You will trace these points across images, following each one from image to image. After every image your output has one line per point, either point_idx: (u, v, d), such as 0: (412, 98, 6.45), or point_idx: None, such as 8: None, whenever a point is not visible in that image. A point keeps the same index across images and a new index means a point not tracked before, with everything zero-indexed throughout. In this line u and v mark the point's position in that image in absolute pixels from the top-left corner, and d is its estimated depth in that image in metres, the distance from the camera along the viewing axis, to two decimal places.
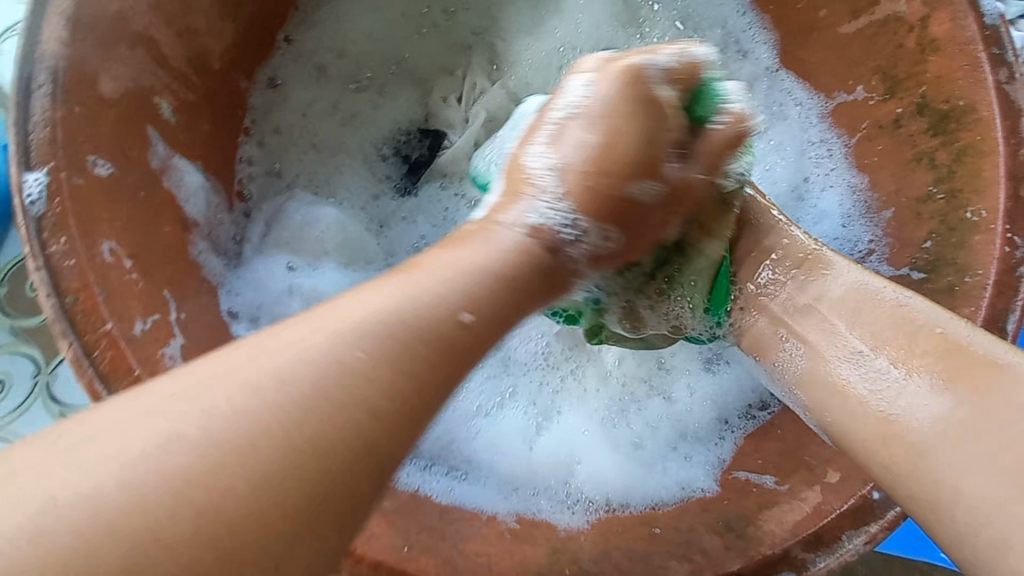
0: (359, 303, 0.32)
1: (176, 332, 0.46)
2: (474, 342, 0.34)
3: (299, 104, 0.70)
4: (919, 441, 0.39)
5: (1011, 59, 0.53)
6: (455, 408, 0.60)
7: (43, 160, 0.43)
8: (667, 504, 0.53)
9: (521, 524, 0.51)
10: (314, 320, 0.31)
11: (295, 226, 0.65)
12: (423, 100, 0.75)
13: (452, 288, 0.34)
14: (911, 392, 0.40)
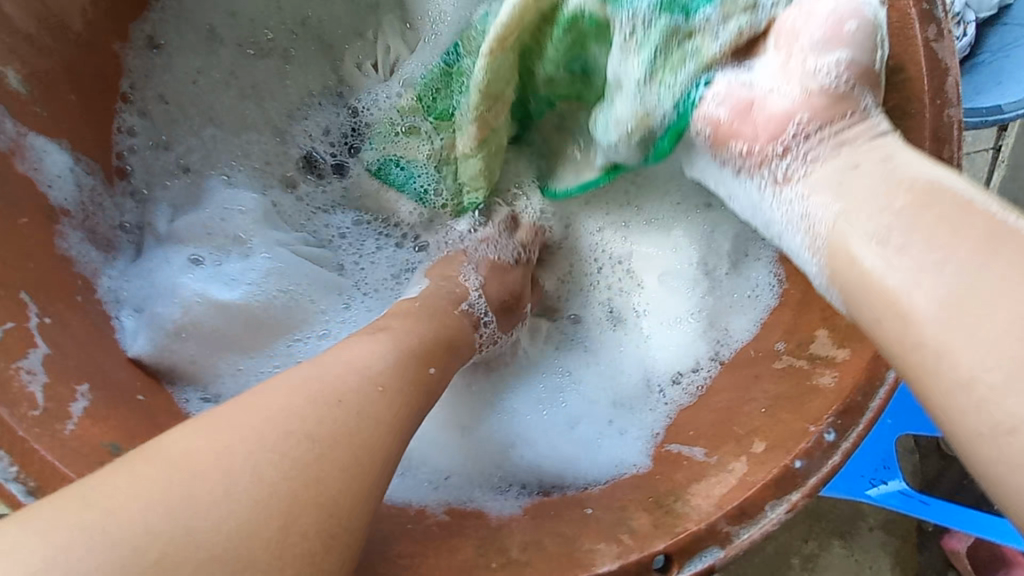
0: (312, 384, 0.38)
1: (39, 340, 0.40)
2: (434, 388, 0.45)
3: (190, 71, 0.61)
4: (914, 305, 0.34)
5: (941, 15, 0.51)
6: None
7: None
8: (601, 484, 0.52)
9: (453, 517, 0.49)
10: (306, 390, 0.38)
11: (210, 214, 0.58)
12: (335, 66, 0.66)
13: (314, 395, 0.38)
14: (901, 269, 0.35)
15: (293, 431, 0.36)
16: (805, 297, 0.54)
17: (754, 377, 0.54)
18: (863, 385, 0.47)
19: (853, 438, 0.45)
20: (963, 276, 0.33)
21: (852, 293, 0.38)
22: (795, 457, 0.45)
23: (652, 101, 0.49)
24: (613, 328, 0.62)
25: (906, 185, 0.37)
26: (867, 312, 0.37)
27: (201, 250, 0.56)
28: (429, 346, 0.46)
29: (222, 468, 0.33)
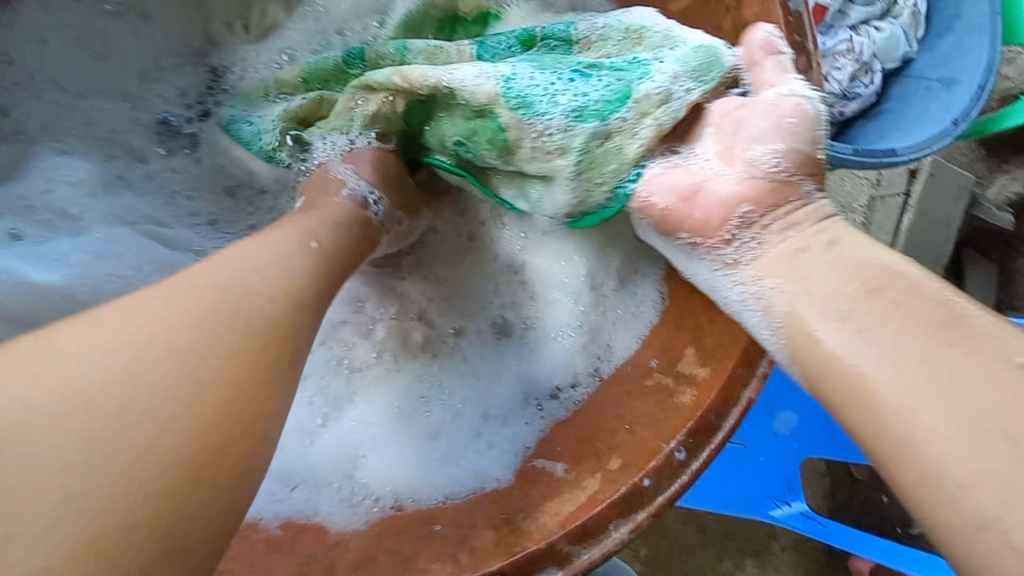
0: (100, 331, 0.32)
1: None
2: (258, 306, 0.37)
3: (36, 30, 0.55)
4: (883, 390, 0.35)
5: (810, 47, 0.49)
6: None
7: None
8: (458, 497, 0.50)
9: (288, 532, 0.45)
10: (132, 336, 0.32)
11: (41, 191, 0.54)
12: (202, 31, 0.60)
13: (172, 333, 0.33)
14: (861, 350, 0.37)
15: (144, 391, 0.30)
16: (682, 315, 0.54)
17: (626, 394, 0.53)
18: (717, 406, 0.47)
19: (702, 459, 0.45)
20: (905, 366, 0.35)
21: (812, 371, 0.39)
22: (642, 476, 0.44)
23: (558, 164, 0.47)
24: (495, 339, 0.61)
25: (858, 275, 0.39)
26: (818, 382, 0.39)
27: (19, 225, 0.51)
28: (270, 267, 0.39)
29: (11, 478, 0.27)
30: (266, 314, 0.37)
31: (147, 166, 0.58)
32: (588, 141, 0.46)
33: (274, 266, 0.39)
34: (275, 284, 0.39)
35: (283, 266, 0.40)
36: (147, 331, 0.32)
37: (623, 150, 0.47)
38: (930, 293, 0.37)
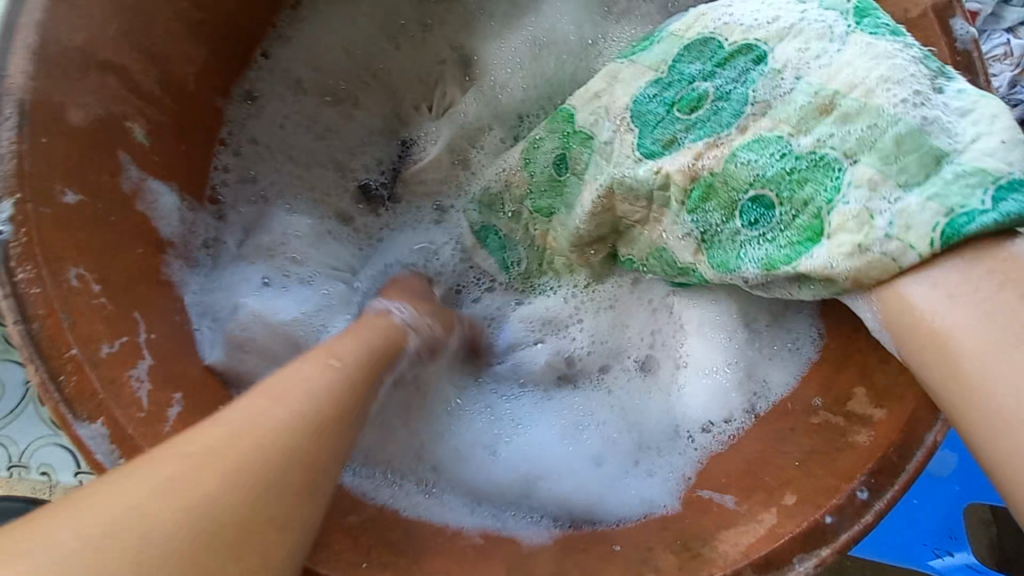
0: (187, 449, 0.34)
1: (145, 354, 0.46)
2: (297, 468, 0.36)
3: (276, 121, 0.70)
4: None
5: (984, 83, 0.51)
6: (434, 400, 0.62)
7: (9, 193, 0.42)
8: (632, 519, 0.54)
9: (487, 541, 0.52)
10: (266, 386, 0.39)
11: (275, 240, 0.67)
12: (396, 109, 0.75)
13: (276, 378, 0.40)
14: (956, 312, 0.38)
15: (260, 413, 0.37)
16: (842, 353, 0.55)
17: (790, 430, 0.54)
18: (897, 446, 0.47)
19: (887, 500, 0.45)
20: (998, 331, 0.37)
21: (901, 334, 0.41)
22: (824, 512, 0.45)
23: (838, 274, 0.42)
24: (642, 376, 0.64)
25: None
26: (907, 342, 0.41)
27: (270, 274, 0.65)
28: (290, 417, 0.37)
29: (189, 469, 0.33)
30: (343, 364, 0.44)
31: (352, 224, 0.72)
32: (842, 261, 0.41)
33: (290, 408, 0.38)
34: (288, 430, 0.36)
35: (308, 414, 0.38)
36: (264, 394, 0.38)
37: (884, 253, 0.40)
38: None
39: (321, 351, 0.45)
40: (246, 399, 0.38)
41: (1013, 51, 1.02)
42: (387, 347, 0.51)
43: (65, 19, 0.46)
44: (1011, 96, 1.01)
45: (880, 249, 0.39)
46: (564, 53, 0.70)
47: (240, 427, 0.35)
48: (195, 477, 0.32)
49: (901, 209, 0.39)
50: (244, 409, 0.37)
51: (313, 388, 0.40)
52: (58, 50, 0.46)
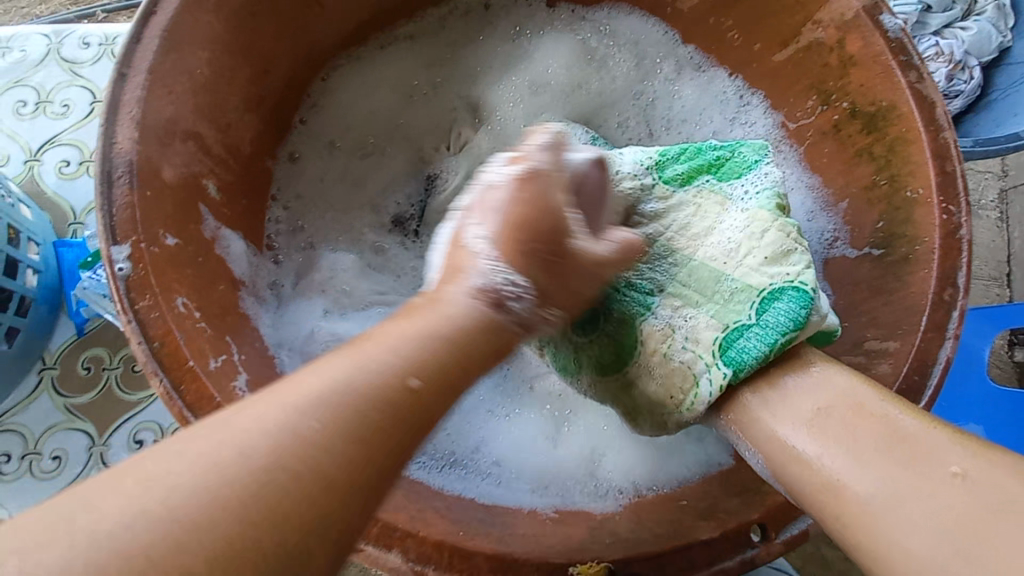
0: (310, 374, 0.38)
1: (240, 369, 0.52)
2: (418, 404, 0.39)
3: (317, 175, 0.79)
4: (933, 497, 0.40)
5: (917, 62, 0.63)
6: (484, 411, 0.66)
7: (126, 236, 0.51)
8: (692, 480, 0.58)
9: (562, 514, 0.55)
10: (385, 343, 0.41)
11: (326, 276, 0.74)
12: (420, 154, 0.85)
13: (402, 353, 0.40)
14: (835, 460, 0.44)
15: (333, 396, 0.36)
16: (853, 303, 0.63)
17: None
18: (917, 366, 0.55)
19: None
20: (873, 473, 0.42)
21: (780, 468, 0.48)
22: None
23: (674, 370, 0.55)
24: None
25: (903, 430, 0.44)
26: (802, 489, 0.46)
27: (329, 305, 0.72)
28: (427, 355, 0.41)
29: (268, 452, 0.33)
30: (419, 388, 0.39)
31: (386, 255, 0.79)
32: (668, 374, 0.56)
33: (431, 351, 0.41)
34: (429, 368, 0.40)
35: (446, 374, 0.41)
36: (339, 371, 0.38)
37: (689, 364, 0.55)
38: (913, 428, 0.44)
39: (429, 307, 0.45)
40: (405, 320, 0.44)
41: (944, 50, 1.17)
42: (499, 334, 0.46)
43: (159, 99, 0.57)
44: (951, 88, 1.15)
45: (680, 356, 0.55)
46: (559, 97, 0.85)
47: (323, 413, 0.35)
48: (261, 461, 0.33)
49: (696, 327, 0.56)
50: (331, 384, 0.37)
51: (459, 324, 0.44)
52: (154, 121, 0.57)
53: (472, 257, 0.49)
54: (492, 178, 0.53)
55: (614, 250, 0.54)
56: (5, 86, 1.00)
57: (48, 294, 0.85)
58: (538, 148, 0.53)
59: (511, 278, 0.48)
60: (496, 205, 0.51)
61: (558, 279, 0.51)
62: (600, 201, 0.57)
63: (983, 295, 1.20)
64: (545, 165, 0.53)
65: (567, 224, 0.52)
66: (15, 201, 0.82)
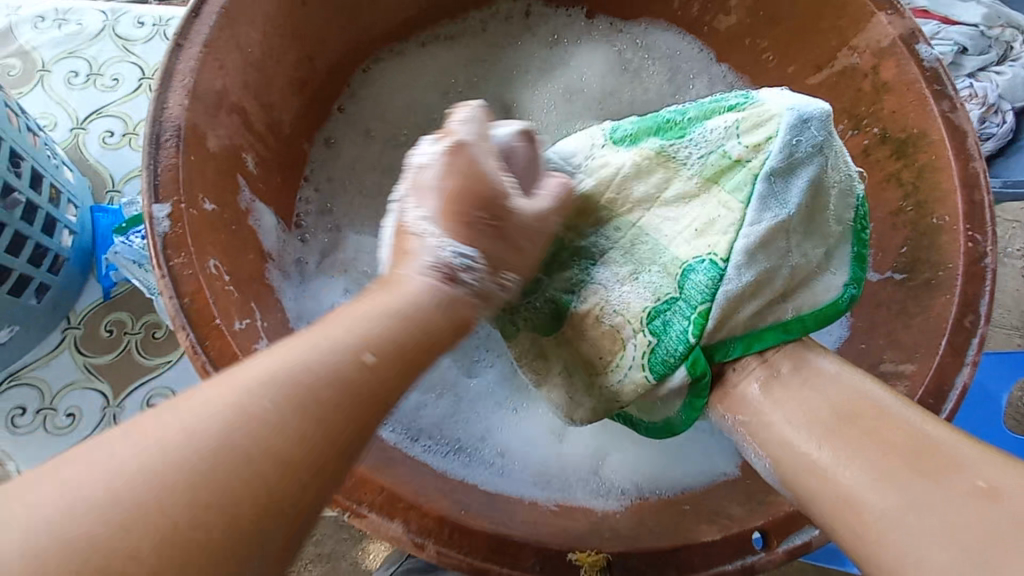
0: (271, 355, 0.38)
1: (261, 335, 0.54)
2: (375, 381, 0.39)
3: (350, 161, 0.81)
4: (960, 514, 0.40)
5: (950, 92, 0.63)
6: (485, 400, 0.66)
7: (167, 196, 0.52)
8: (695, 488, 0.58)
9: (563, 509, 0.56)
10: (343, 332, 0.41)
11: (349, 257, 0.75)
12: None
13: (360, 338, 0.41)
14: (853, 473, 0.45)
15: (293, 386, 0.37)
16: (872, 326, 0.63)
17: None
18: (933, 390, 0.54)
19: None
20: (896, 492, 0.42)
21: (788, 472, 0.49)
22: None
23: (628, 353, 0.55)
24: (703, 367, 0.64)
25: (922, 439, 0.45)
26: (819, 506, 0.46)
27: (349, 284, 0.73)
28: (385, 333, 0.42)
29: (212, 453, 0.34)
30: (375, 362, 0.40)
31: None
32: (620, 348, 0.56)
33: (389, 330, 0.42)
34: (387, 346, 0.41)
35: (415, 358, 0.42)
36: (293, 354, 0.38)
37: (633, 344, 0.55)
38: (938, 437, 0.45)
39: (389, 291, 0.46)
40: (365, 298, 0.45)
41: (978, 92, 1.17)
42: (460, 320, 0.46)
43: (211, 71, 0.60)
44: (983, 130, 1.14)
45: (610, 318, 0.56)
46: (592, 105, 0.86)
47: (276, 406, 0.36)
48: (210, 465, 0.33)
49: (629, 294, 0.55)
50: (269, 377, 0.37)
51: (416, 303, 0.45)
52: (204, 91, 0.59)
53: (417, 239, 0.49)
54: (421, 159, 0.52)
55: (554, 201, 0.54)
56: (60, 56, 1.04)
57: (81, 255, 0.88)
58: (465, 119, 0.52)
59: (457, 251, 0.48)
60: (430, 180, 0.50)
61: (503, 230, 0.51)
62: (534, 165, 0.56)
63: (1004, 343, 1.18)
64: (471, 124, 0.52)
65: (498, 184, 0.50)
66: (60, 164, 0.85)
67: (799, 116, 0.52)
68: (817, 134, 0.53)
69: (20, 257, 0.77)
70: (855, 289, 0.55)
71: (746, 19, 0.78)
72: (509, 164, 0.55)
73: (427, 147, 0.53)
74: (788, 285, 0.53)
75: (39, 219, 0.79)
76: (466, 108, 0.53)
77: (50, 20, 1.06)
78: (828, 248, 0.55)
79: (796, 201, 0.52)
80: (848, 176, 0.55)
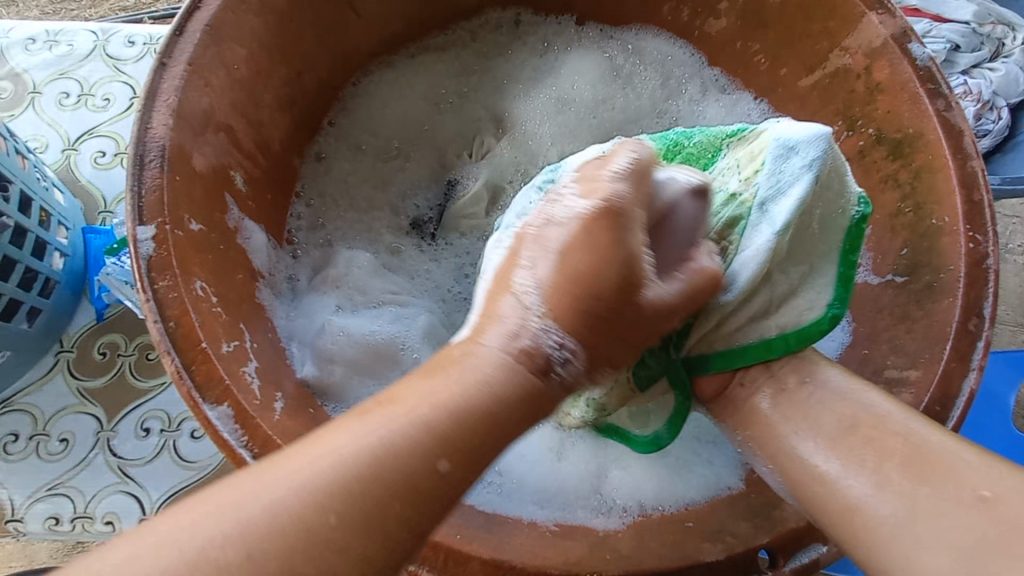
0: (348, 434, 0.37)
1: (251, 357, 0.53)
2: (446, 488, 0.37)
3: (341, 175, 0.80)
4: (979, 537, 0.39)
5: (946, 91, 0.62)
6: None
7: (151, 218, 0.52)
8: (700, 502, 0.57)
9: (563, 528, 0.54)
10: (410, 413, 0.38)
11: (340, 273, 0.75)
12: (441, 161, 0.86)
13: (440, 447, 0.37)
14: (861, 482, 0.44)
15: (364, 472, 0.35)
16: (873, 332, 0.62)
17: None
18: (938, 396, 0.53)
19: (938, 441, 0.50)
20: (901, 500, 0.42)
21: (798, 484, 0.48)
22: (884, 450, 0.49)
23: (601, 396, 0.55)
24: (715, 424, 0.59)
25: (927, 444, 0.44)
26: (825, 516, 0.45)
27: (341, 300, 0.72)
28: (462, 433, 0.38)
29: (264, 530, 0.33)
30: (446, 474, 0.37)
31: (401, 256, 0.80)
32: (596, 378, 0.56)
33: (456, 424, 0.38)
34: (463, 450, 0.38)
35: (473, 439, 0.38)
36: (372, 440, 0.36)
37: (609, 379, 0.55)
38: (942, 444, 0.44)
39: (450, 370, 0.41)
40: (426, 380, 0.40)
41: (972, 89, 1.17)
42: (546, 403, 0.42)
43: (195, 90, 0.59)
44: (979, 127, 1.13)
45: None
46: (583, 113, 0.85)
47: (359, 482, 0.35)
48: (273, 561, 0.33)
49: None
50: (349, 454, 0.36)
51: (495, 386, 0.40)
52: (189, 110, 0.58)
53: (515, 300, 0.43)
54: (566, 203, 0.45)
55: (683, 292, 0.46)
56: (50, 78, 1.04)
57: (73, 278, 0.88)
58: (630, 158, 0.46)
59: (564, 348, 0.42)
60: (540, 263, 0.44)
61: (636, 322, 0.44)
62: (694, 236, 0.49)
63: (1013, 342, 1.17)
64: (630, 186, 0.45)
65: (641, 266, 0.44)
66: (50, 186, 0.84)
67: (783, 144, 0.52)
68: (808, 155, 0.51)
69: (10, 282, 0.76)
70: (839, 308, 0.52)
71: (737, 22, 0.77)
72: (665, 229, 0.49)
73: (561, 187, 0.47)
74: (766, 304, 0.53)
75: (28, 242, 0.78)
76: (626, 151, 0.46)
77: (42, 43, 1.06)
78: (812, 267, 0.53)
79: (784, 220, 0.51)
80: (842, 201, 0.53)
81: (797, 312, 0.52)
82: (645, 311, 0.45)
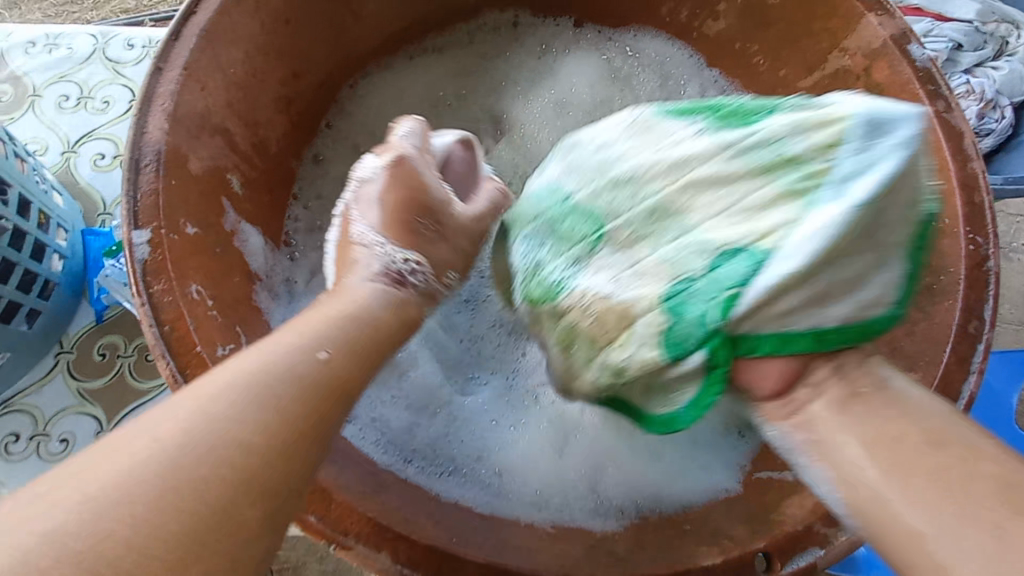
0: (255, 354, 0.40)
1: None
2: (332, 374, 0.41)
3: (338, 177, 0.80)
4: None
5: (946, 92, 0.62)
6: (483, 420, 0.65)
7: (147, 221, 0.52)
8: (698, 506, 0.57)
9: (560, 530, 0.54)
10: (296, 332, 0.43)
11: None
12: None
13: (310, 340, 0.42)
14: (892, 477, 0.40)
15: (267, 417, 0.37)
16: None
17: None
18: None
19: None
20: (936, 500, 0.38)
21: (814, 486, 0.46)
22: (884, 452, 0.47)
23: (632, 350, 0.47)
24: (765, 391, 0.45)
25: (967, 442, 0.40)
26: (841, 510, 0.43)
27: None
28: (344, 333, 0.44)
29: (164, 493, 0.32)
30: (330, 360, 0.42)
31: None
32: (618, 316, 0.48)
33: (342, 330, 0.44)
34: (341, 344, 0.43)
35: (359, 339, 0.45)
36: (248, 363, 0.39)
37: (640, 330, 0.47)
38: (984, 446, 0.40)
39: (338, 298, 0.48)
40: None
41: (975, 88, 1.16)
42: (411, 320, 0.51)
43: (192, 93, 0.59)
44: (982, 126, 1.13)
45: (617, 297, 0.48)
46: (581, 114, 0.85)
47: (266, 415, 0.37)
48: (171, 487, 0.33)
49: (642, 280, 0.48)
50: (233, 389, 0.37)
51: (369, 311, 0.48)
52: (185, 113, 0.58)
53: (364, 248, 0.52)
54: (364, 172, 0.56)
55: (484, 210, 0.62)
56: (51, 81, 1.04)
57: (72, 279, 0.88)
58: (412, 135, 0.59)
59: (412, 263, 0.53)
60: (373, 195, 0.55)
61: (457, 250, 0.60)
62: (472, 167, 0.65)
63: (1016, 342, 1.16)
64: (418, 129, 0.60)
65: (438, 195, 0.57)
66: (49, 189, 0.85)
67: (871, 119, 0.43)
68: (904, 134, 0.42)
69: (9, 284, 0.76)
70: (899, 310, 0.45)
71: (736, 23, 0.77)
72: (445, 171, 0.63)
73: (372, 159, 0.58)
74: (851, 306, 0.43)
75: (27, 245, 0.78)
76: (411, 121, 0.61)
77: (42, 46, 1.06)
78: (879, 259, 0.43)
79: (868, 193, 0.41)
80: (915, 203, 0.44)
81: (866, 307, 0.43)
82: (468, 230, 0.60)
